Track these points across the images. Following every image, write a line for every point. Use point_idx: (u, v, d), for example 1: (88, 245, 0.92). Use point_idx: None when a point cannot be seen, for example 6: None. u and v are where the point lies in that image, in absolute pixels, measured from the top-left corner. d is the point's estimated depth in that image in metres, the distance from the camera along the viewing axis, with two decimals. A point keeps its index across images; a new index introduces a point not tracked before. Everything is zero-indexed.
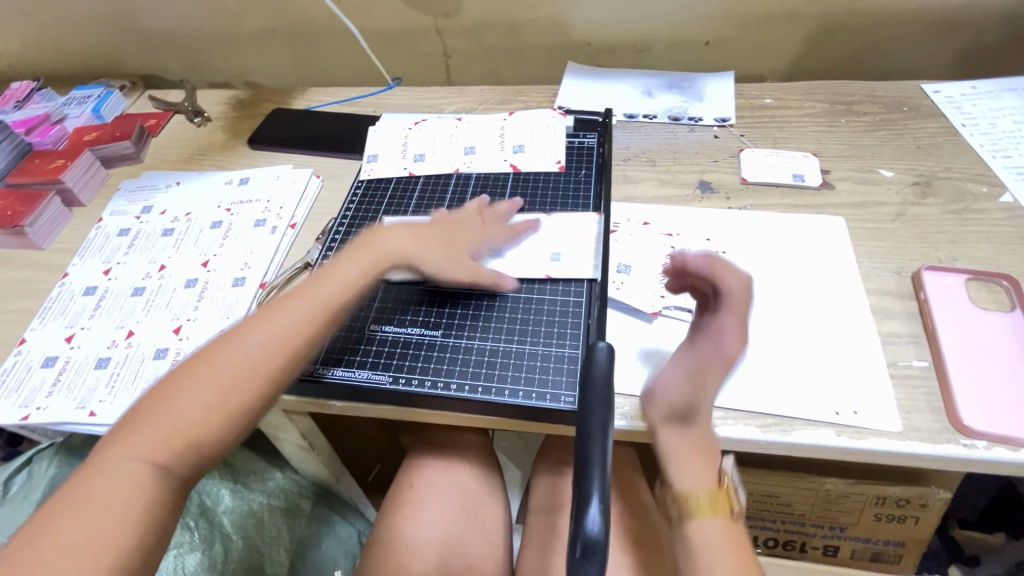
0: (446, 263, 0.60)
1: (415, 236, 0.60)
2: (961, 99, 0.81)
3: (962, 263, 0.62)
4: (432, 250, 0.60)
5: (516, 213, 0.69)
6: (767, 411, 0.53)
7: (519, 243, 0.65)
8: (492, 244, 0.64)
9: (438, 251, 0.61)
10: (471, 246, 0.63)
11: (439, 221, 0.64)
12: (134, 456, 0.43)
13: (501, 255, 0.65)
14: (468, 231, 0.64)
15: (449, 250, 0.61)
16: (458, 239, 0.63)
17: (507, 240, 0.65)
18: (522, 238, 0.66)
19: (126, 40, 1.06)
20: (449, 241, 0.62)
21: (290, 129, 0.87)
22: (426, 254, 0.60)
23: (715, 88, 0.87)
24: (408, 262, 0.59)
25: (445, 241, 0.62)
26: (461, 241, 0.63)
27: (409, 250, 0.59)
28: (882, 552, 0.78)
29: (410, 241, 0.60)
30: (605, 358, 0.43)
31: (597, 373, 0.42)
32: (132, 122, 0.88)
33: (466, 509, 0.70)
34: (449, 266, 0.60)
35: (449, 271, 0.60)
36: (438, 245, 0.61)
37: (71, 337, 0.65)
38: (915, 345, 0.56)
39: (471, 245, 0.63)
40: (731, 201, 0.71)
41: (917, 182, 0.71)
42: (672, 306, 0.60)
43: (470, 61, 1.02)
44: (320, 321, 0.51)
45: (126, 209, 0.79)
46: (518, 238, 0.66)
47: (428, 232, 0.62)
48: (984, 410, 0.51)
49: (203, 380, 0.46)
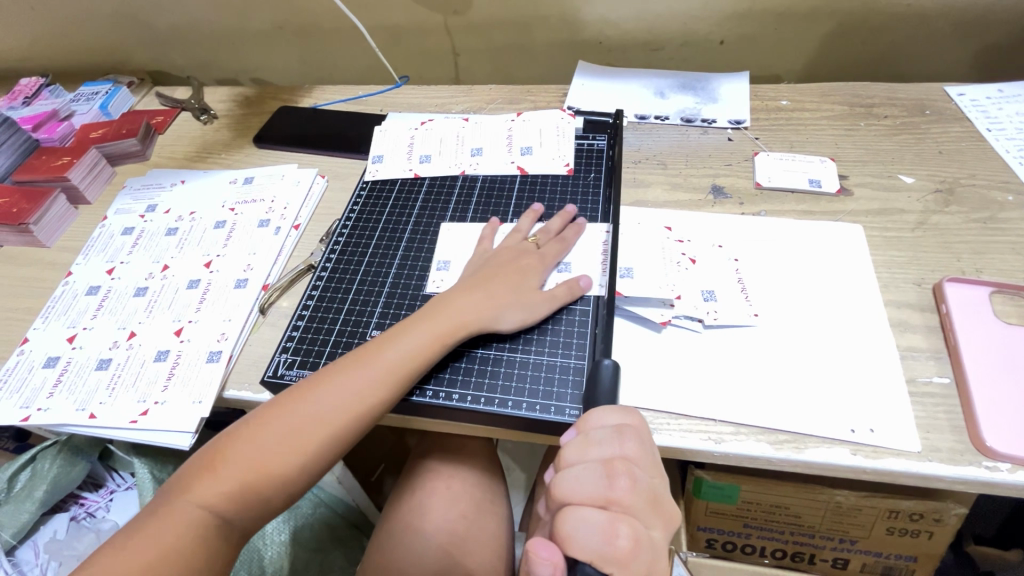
0: (522, 300, 0.57)
1: (482, 288, 0.57)
2: (987, 103, 0.78)
3: (986, 275, 0.60)
4: (505, 293, 0.57)
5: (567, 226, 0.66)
6: (780, 427, 0.51)
7: (571, 250, 0.63)
8: (555, 262, 0.61)
9: (511, 292, 0.57)
10: (539, 273, 0.59)
11: (496, 263, 0.60)
12: (193, 504, 0.44)
13: (566, 269, 0.62)
14: (530, 257, 0.61)
15: (521, 289, 0.58)
16: (524, 269, 0.59)
17: (565, 252, 0.63)
18: (573, 246, 0.64)
19: (135, 36, 1.06)
20: (517, 274, 0.58)
21: (296, 127, 0.86)
22: (499, 301, 0.56)
23: (730, 88, 0.84)
24: (487, 313, 0.55)
25: (512, 279, 0.58)
26: (528, 272, 0.59)
27: (482, 303, 0.56)
28: (894, 567, 0.76)
29: (478, 295, 0.56)
30: (610, 376, 0.48)
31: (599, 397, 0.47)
32: (139, 119, 0.88)
33: (466, 517, 0.68)
34: (526, 303, 0.57)
35: (529, 308, 0.57)
36: (509, 287, 0.57)
37: (74, 337, 0.65)
38: (935, 362, 0.54)
39: (538, 271, 0.60)
40: (745, 206, 0.69)
41: (938, 189, 0.69)
42: (682, 315, 0.58)
43: (480, 59, 1.01)
44: (386, 394, 0.51)
45: (131, 207, 0.79)
46: (571, 246, 0.64)
47: (493, 279, 0.58)
48: (1010, 432, 0.48)
49: (264, 440, 0.47)
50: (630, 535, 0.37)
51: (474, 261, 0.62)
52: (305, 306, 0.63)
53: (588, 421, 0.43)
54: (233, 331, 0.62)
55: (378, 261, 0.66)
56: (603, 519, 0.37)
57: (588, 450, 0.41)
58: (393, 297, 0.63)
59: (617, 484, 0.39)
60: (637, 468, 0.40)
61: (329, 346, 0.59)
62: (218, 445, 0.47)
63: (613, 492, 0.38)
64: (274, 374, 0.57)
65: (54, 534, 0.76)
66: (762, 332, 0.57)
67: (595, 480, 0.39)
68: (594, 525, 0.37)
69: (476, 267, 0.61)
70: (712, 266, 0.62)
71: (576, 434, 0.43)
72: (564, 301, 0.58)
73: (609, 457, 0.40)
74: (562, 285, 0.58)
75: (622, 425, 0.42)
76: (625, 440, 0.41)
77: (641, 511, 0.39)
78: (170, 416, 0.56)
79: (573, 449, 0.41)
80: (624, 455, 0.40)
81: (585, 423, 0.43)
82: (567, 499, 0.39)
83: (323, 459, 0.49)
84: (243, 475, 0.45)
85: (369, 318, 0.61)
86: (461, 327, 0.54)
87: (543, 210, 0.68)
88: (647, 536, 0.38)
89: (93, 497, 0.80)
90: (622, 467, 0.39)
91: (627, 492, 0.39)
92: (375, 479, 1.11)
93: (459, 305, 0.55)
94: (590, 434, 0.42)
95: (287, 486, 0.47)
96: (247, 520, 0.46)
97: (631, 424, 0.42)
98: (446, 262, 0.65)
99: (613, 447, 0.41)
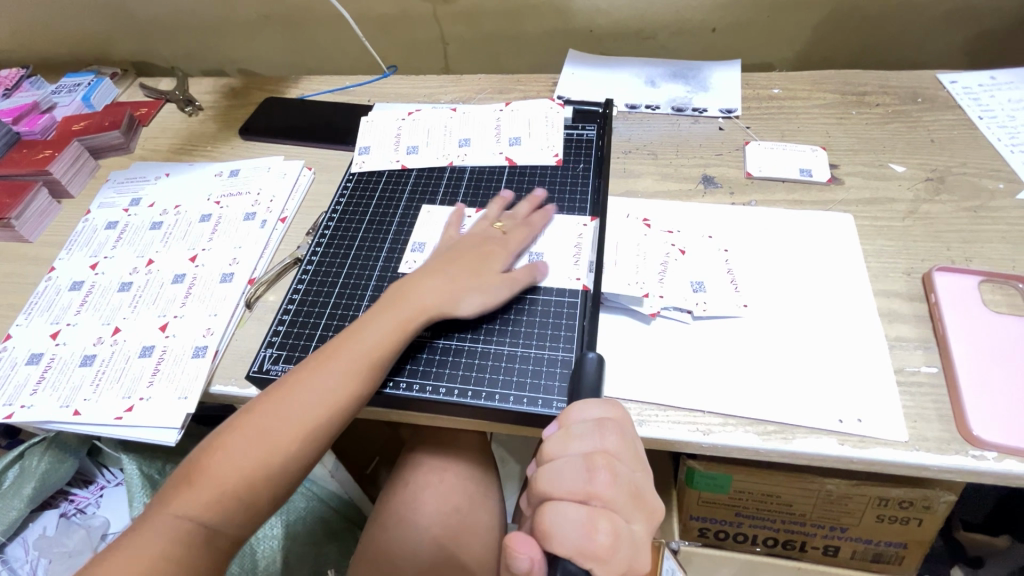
0: (481, 283, 0.56)
1: (441, 271, 0.57)
2: (979, 90, 0.77)
3: (975, 264, 0.60)
4: (466, 276, 0.57)
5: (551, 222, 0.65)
6: (768, 418, 0.51)
7: (537, 237, 0.63)
8: (520, 247, 0.61)
9: (470, 275, 0.57)
10: (502, 256, 0.59)
11: (458, 248, 0.60)
12: (179, 513, 0.44)
13: (529, 254, 0.62)
14: (492, 243, 0.60)
15: (481, 271, 0.57)
16: (485, 253, 0.59)
17: (530, 238, 0.62)
18: (540, 233, 0.64)
19: (118, 27, 1.04)
20: (477, 258, 0.58)
21: (282, 119, 0.85)
22: (458, 282, 0.56)
23: (721, 77, 0.84)
24: (448, 298, 0.55)
25: (473, 262, 0.58)
26: (489, 256, 0.59)
27: (442, 286, 0.56)
28: (883, 553, 0.76)
29: (439, 278, 0.56)
30: (595, 369, 0.47)
31: (585, 388, 0.46)
32: (122, 111, 0.86)
33: (459, 510, 0.68)
34: (488, 285, 0.57)
35: (489, 290, 0.56)
36: (468, 271, 0.57)
37: (57, 333, 0.64)
38: (923, 351, 0.54)
39: (502, 255, 0.59)
40: (735, 196, 0.69)
41: (930, 177, 0.68)
42: (671, 306, 0.58)
43: (469, 48, 1.00)
44: (363, 387, 0.50)
45: (115, 201, 0.78)
46: (538, 233, 0.63)
47: (454, 262, 0.58)
48: (998, 422, 0.48)
49: (249, 437, 0.47)
50: (610, 530, 0.37)
51: (439, 245, 0.62)
52: (290, 300, 0.62)
53: (570, 414, 0.43)
54: (218, 326, 0.61)
55: (364, 254, 0.66)
56: (584, 514, 0.37)
57: (570, 444, 0.40)
58: (379, 290, 0.62)
59: (598, 479, 0.38)
60: (618, 463, 0.40)
61: (315, 339, 0.58)
62: (207, 449, 0.47)
63: (593, 487, 0.38)
64: (259, 369, 0.57)
65: (44, 530, 0.76)
66: (749, 323, 0.57)
67: (575, 475, 0.39)
68: (574, 520, 0.37)
69: (440, 252, 0.61)
70: (702, 257, 0.62)
71: (558, 427, 0.42)
72: (525, 284, 0.58)
73: (589, 451, 0.40)
74: (523, 269, 0.58)
75: (603, 418, 0.42)
76: (606, 433, 0.41)
77: (622, 505, 0.38)
78: (155, 412, 0.56)
79: (554, 443, 0.41)
80: (605, 449, 0.40)
81: (567, 415, 0.42)
82: (549, 493, 0.39)
83: (309, 454, 0.48)
84: (229, 477, 0.45)
85: (354, 312, 0.60)
86: (425, 310, 0.54)
87: (512, 197, 0.68)
88: (628, 530, 0.38)
89: (83, 493, 0.80)
90: (603, 461, 0.39)
91: (608, 487, 0.38)
92: (369, 472, 1.11)
93: (420, 288, 0.55)
94: (571, 428, 0.41)
95: (276, 482, 0.47)
96: (238, 517, 0.46)
97: (612, 417, 0.42)
98: (421, 244, 0.65)
99: (595, 441, 0.40)
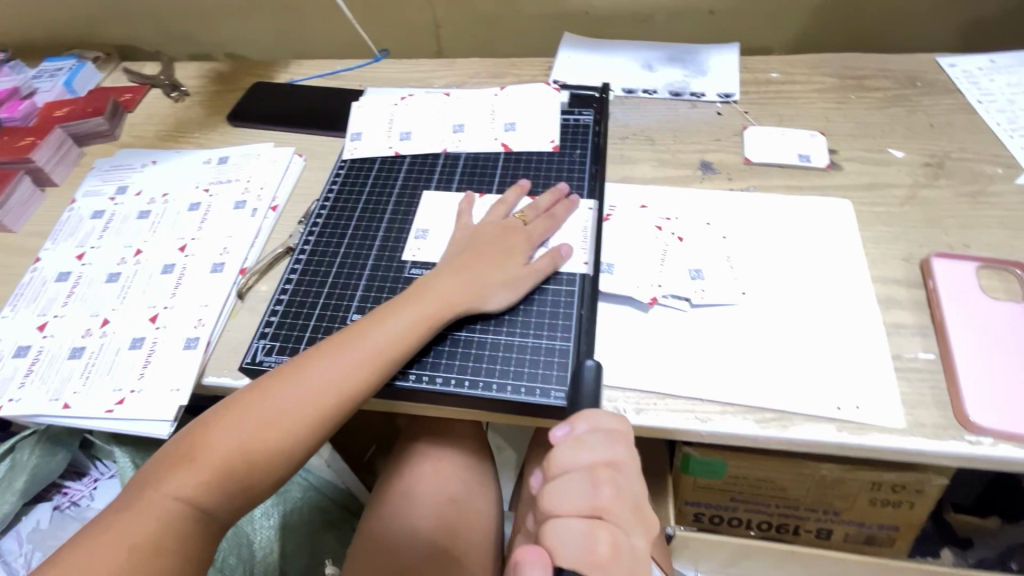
0: (506, 277, 0.56)
1: (466, 267, 0.56)
2: (979, 74, 0.77)
3: (974, 250, 0.59)
4: (490, 271, 0.56)
5: (574, 213, 0.63)
6: (766, 406, 0.51)
7: (562, 227, 0.62)
8: (543, 238, 0.60)
9: (495, 270, 0.56)
10: (524, 249, 0.58)
11: (480, 241, 0.59)
12: (173, 494, 0.43)
13: (551, 244, 0.61)
14: (515, 234, 0.59)
15: (505, 265, 0.57)
16: (509, 247, 0.58)
17: (554, 228, 0.61)
18: (564, 222, 0.62)
19: (101, 10, 1.02)
20: (502, 253, 0.57)
21: (271, 104, 0.83)
22: (484, 278, 0.55)
23: (719, 60, 0.82)
24: (472, 295, 0.54)
25: (498, 256, 0.57)
26: (513, 249, 0.58)
27: (467, 283, 0.55)
28: (875, 536, 0.77)
29: (463, 274, 0.55)
30: (593, 376, 0.50)
31: (585, 392, 0.50)
32: (105, 96, 0.84)
33: (453, 499, 0.68)
34: (511, 279, 0.56)
35: (513, 285, 0.56)
36: (493, 264, 0.56)
37: (45, 325, 0.63)
38: (921, 337, 0.54)
39: (523, 248, 0.58)
40: (733, 182, 0.68)
41: (929, 163, 0.68)
42: (670, 294, 0.57)
43: (463, 32, 0.98)
44: (377, 375, 0.50)
45: (100, 189, 0.76)
46: (561, 223, 0.62)
47: (477, 256, 0.57)
48: (995, 408, 0.48)
49: (246, 421, 0.46)
50: (610, 541, 0.39)
51: (459, 236, 0.61)
52: (283, 290, 0.61)
53: (582, 419, 0.44)
54: (210, 317, 0.60)
55: (357, 242, 0.65)
56: (585, 526, 0.40)
57: (579, 454, 0.42)
58: (374, 280, 0.61)
59: (602, 492, 0.41)
60: (621, 474, 0.42)
61: (308, 331, 0.57)
62: (197, 432, 0.46)
63: (598, 500, 0.41)
64: (252, 360, 0.56)
65: (37, 523, 0.75)
66: (749, 310, 0.57)
67: (581, 490, 0.41)
68: (574, 532, 0.40)
69: (463, 243, 0.60)
70: (701, 244, 0.61)
71: (566, 430, 0.44)
72: (547, 274, 0.57)
73: (595, 461, 0.42)
74: (545, 257, 0.58)
75: (614, 430, 0.44)
76: (614, 444, 0.43)
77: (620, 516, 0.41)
78: (147, 405, 0.55)
79: (564, 452, 0.42)
80: (611, 459, 0.42)
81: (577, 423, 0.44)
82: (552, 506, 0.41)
83: (308, 447, 0.47)
84: (228, 460, 0.44)
85: (349, 302, 0.59)
86: (450, 307, 0.53)
87: (531, 185, 0.67)
88: (627, 542, 0.40)
89: (77, 485, 0.78)
90: (608, 474, 0.42)
91: (613, 500, 0.41)
92: (366, 460, 1.11)
93: (445, 284, 0.54)
94: (582, 437, 0.43)
95: (274, 472, 0.46)
96: (235, 509, 0.45)
97: (620, 429, 0.44)
98: (425, 231, 0.64)
99: (603, 451, 0.42)
